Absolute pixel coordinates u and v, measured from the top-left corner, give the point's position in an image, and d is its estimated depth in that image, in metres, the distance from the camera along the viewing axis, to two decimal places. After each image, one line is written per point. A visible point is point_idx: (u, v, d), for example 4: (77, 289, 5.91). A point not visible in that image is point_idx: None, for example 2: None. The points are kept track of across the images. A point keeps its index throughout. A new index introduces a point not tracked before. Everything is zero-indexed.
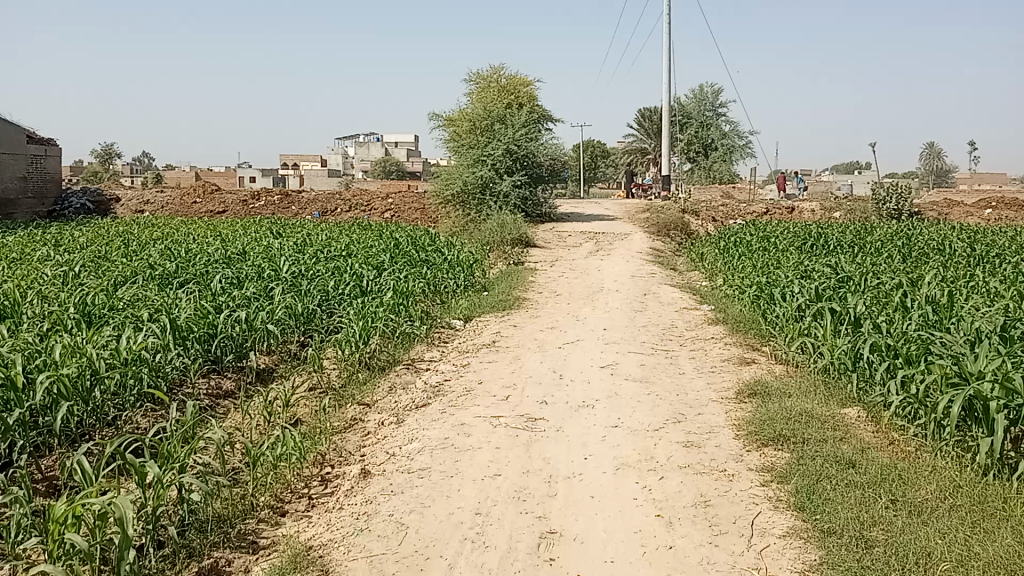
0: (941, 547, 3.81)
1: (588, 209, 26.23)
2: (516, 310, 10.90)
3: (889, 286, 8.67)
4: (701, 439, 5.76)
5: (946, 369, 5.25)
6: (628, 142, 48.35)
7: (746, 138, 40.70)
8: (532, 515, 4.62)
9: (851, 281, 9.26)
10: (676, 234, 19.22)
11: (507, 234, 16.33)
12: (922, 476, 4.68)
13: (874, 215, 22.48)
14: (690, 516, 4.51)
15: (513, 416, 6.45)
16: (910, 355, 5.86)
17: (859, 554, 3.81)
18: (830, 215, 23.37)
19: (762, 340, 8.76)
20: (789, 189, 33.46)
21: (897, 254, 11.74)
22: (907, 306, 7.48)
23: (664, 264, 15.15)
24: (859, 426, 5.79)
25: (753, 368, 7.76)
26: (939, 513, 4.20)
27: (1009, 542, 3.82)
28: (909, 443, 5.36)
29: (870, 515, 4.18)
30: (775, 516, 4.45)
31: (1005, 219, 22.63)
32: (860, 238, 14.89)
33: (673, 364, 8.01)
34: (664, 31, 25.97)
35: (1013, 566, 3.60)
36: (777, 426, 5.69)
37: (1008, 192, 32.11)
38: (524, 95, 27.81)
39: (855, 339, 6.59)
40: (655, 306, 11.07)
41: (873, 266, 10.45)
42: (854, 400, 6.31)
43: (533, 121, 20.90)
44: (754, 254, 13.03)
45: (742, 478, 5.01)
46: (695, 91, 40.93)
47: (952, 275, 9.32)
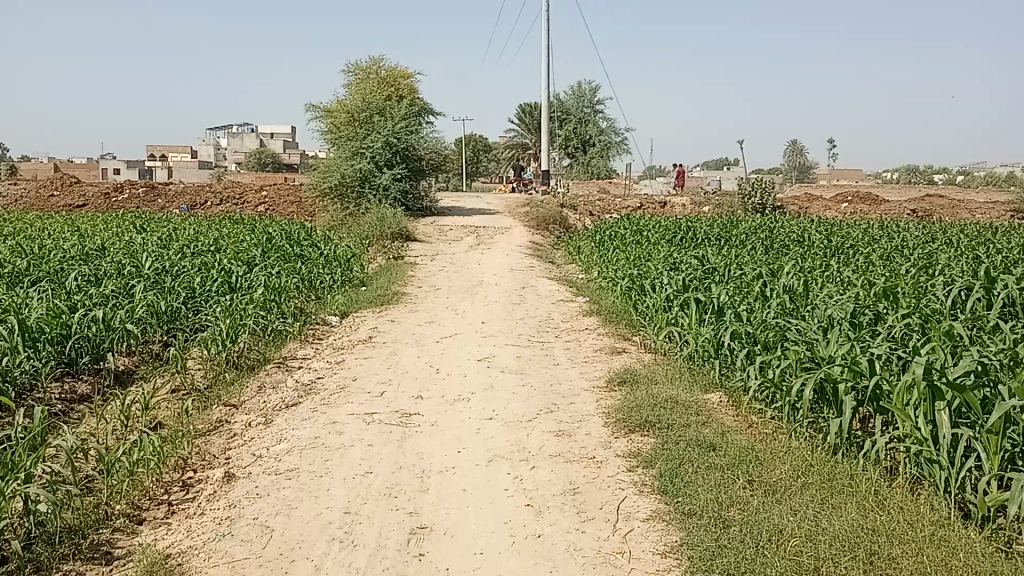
0: (792, 524, 3.96)
1: (469, 203, 26.23)
2: (394, 304, 10.77)
3: (750, 277, 9.05)
4: (572, 428, 5.85)
5: (800, 354, 5.57)
6: (508, 136, 48.67)
7: (622, 135, 41.73)
8: (403, 512, 4.56)
9: (716, 272, 9.62)
10: (555, 228, 19.50)
11: (387, 227, 16.12)
12: (777, 457, 4.92)
13: (740, 209, 23.50)
14: (559, 504, 4.57)
15: (387, 413, 6.36)
16: (768, 341, 6.15)
17: (717, 534, 3.94)
18: (700, 210, 24.27)
19: (633, 330, 9.03)
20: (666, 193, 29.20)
21: (760, 247, 12.29)
22: (766, 296, 7.84)
23: (543, 258, 15.34)
24: (721, 410, 6.03)
25: (623, 357, 7.96)
26: (791, 491, 4.41)
27: (853, 517, 4.02)
28: (766, 425, 5.62)
29: (728, 496, 4.34)
30: (640, 500, 4.56)
31: (857, 213, 24.08)
32: (727, 231, 15.54)
33: (548, 355, 8.12)
34: (544, 26, 26.29)
35: (856, 540, 3.77)
36: (644, 413, 5.85)
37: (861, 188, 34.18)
38: (404, 87, 27.45)
39: (718, 326, 6.86)
40: (533, 298, 11.20)
41: (737, 258, 10.91)
42: (716, 385, 6.57)
43: (414, 114, 20.64)
44: (628, 246, 13.36)
45: (610, 464, 5.11)
46: (574, 87, 41.66)
47: (810, 265, 9.83)
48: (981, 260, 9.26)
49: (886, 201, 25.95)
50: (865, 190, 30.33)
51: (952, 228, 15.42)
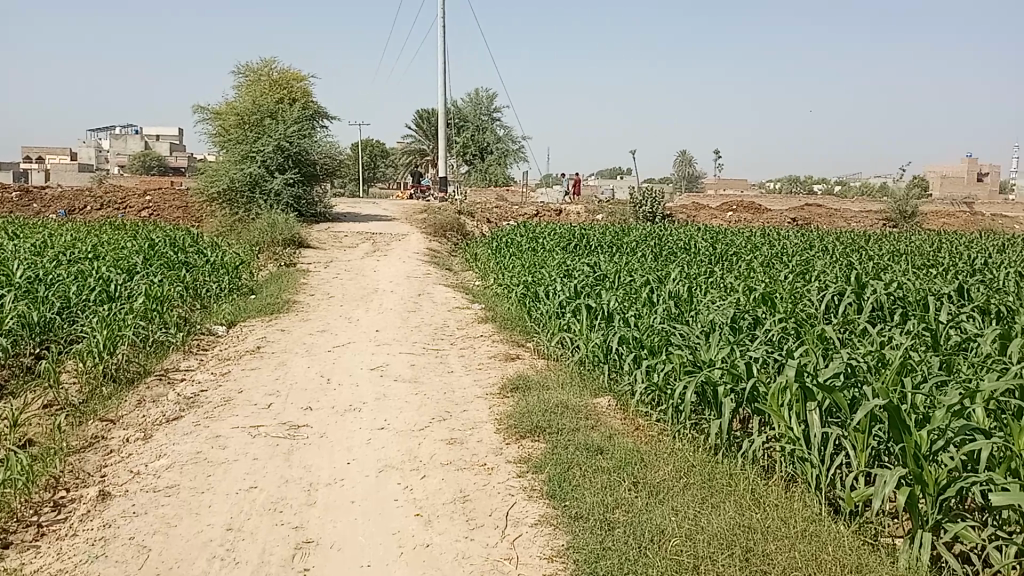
0: (673, 524, 4.05)
1: (365, 209, 25.95)
2: (285, 313, 10.53)
3: (639, 283, 9.29)
4: (463, 435, 5.86)
5: (683, 358, 5.75)
6: (406, 142, 48.41)
7: (519, 142, 42.12)
8: (288, 526, 4.47)
9: (607, 278, 9.83)
10: (452, 235, 19.50)
11: (279, 234, 15.76)
12: (661, 459, 5.05)
13: (632, 218, 24.09)
14: (448, 513, 4.58)
15: (274, 425, 6.22)
16: (654, 346, 6.32)
17: (601, 537, 4.01)
18: (594, 218, 24.75)
19: (527, 336, 9.13)
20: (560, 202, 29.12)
21: (649, 254, 12.63)
22: (653, 302, 8.06)
23: (440, 265, 15.32)
24: (609, 414, 6.16)
25: (517, 363, 8.04)
26: (673, 492, 4.52)
27: (731, 514, 4.13)
28: (652, 428, 5.77)
29: (614, 499, 4.43)
30: (528, 505, 4.62)
31: (741, 221, 25.05)
32: (619, 238, 15.90)
33: (442, 363, 8.11)
34: (440, 33, 26.31)
35: (733, 537, 3.85)
36: (534, 418, 5.91)
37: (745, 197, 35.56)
38: (298, 90, 26.78)
39: (607, 332, 7.01)
40: (428, 306, 11.17)
41: (628, 265, 11.18)
42: (605, 390, 6.71)
43: (307, 118, 20.26)
44: (523, 253, 13.50)
45: (500, 471, 5.16)
46: (471, 94, 41.83)
47: (695, 272, 10.16)
48: (853, 266, 9.78)
49: (769, 210, 27.12)
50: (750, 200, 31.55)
51: (827, 236, 16.24)
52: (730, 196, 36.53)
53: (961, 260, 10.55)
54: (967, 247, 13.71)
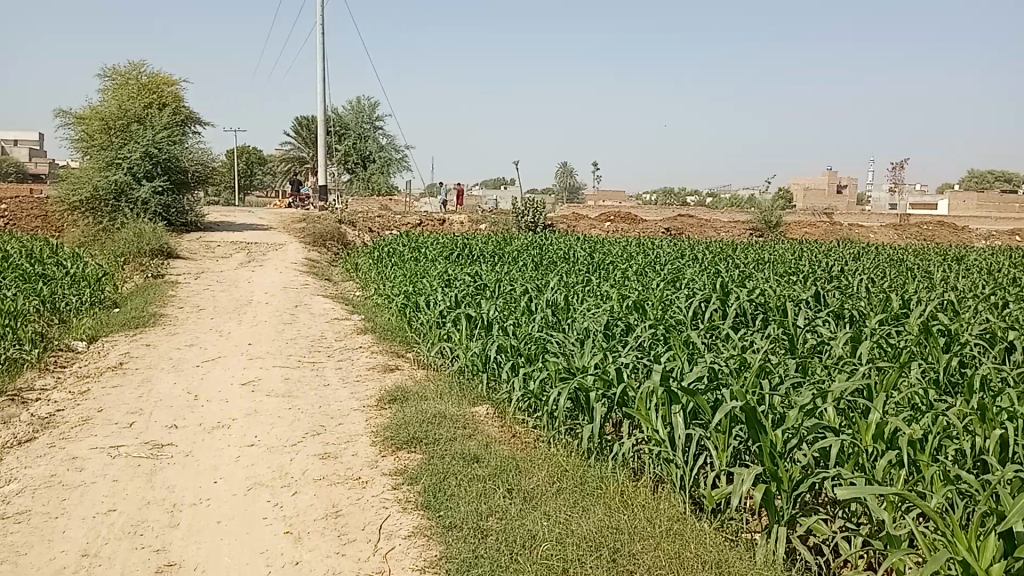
0: (545, 528, 4.09)
1: (240, 218, 25.16)
2: (151, 327, 10.07)
3: (519, 292, 9.38)
4: (338, 449, 5.76)
5: (557, 364, 5.83)
6: (284, 150, 47.30)
7: (401, 151, 41.87)
8: (149, 549, 4.27)
9: (488, 288, 9.88)
10: (332, 244, 19.17)
11: (147, 244, 15.07)
12: (535, 465, 5.10)
13: (515, 227, 24.35)
14: (319, 529, 4.48)
15: (136, 445, 5.93)
16: (531, 354, 6.38)
17: (474, 545, 4.01)
18: (477, 227, 24.87)
19: (407, 346, 9.07)
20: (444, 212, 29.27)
21: (530, 263, 12.80)
22: (532, 310, 8.15)
23: (319, 275, 15.02)
24: (487, 422, 6.18)
25: (395, 374, 7.96)
26: (546, 497, 4.57)
27: (601, 515, 4.20)
28: (528, 435, 5.83)
29: (487, 506, 4.44)
30: (402, 517, 4.57)
31: (619, 231, 25.75)
32: (500, 248, 16.04)
33: (318, 375, 7.94)
34: (319, 40, 25.89)
35: (601, 538, 3.92)
36: (411, 430, 5.87)
37: (624, 207, 36.56)
38: (168, 95, 25.78)
39: (486, 341, 7.03)
40: (305, 317, 10.93)
41: (508, 274, 11.27)
42: (484, 398, 6.74)
43: (176, 124, 19.54)
44: (405, 263, 13.41)
45: (375, 484, 5.09)
46: (352, 102, 41.32)
47: (574, 281, 10.36)
48: (721, 274, 10.19)
49: (645, 220, 27.98)
50: (628, 210, 32.48)
51: (698, 245, 16.91)
52: (610, 206, 37.47)
53: (819, 268, 11.17)
54: (825, 255, 14.56)
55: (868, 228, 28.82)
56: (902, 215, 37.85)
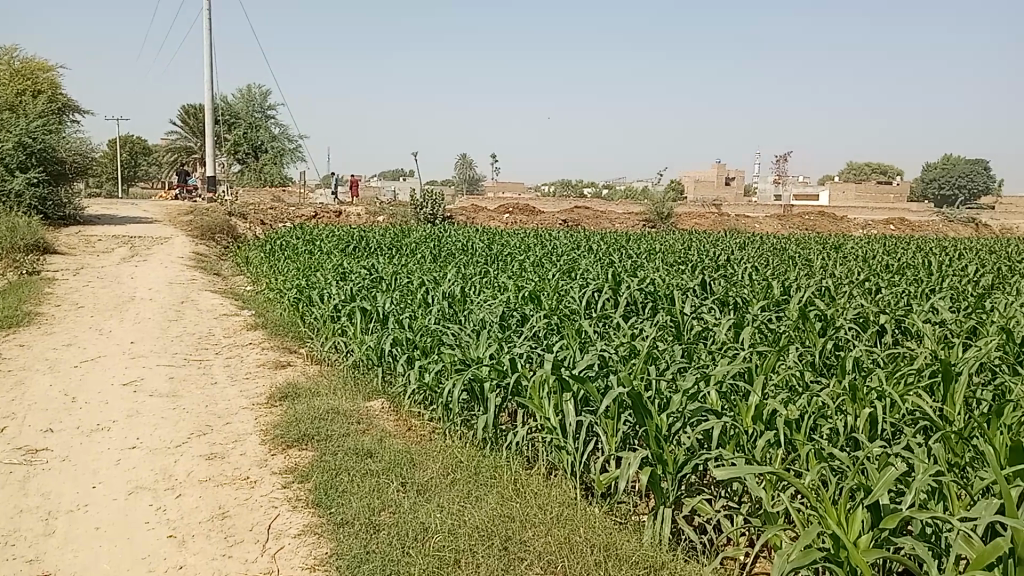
0: (438, 519, 4.08)
1: (122, 210, 24.05)
2: (24, 327, 9.51)
3: (415, 284, 9.31)
4: (225, 449, 5.59)
5: (452, 356, 5.82)
6: (171, 139, 45.49)
7: (296, 142, 40.95)
8: (20, 561, 4.04)
9: (383, 280, 9.78)
10: (222, 237, 18.57)
11: (20, 238, 14.22)
12: (430, 457, 5.07)
13: (412, 219, 24.18)
14: (205, 531, 4.35)
15: (7, 451, 5.59)
16: (426, 346, 6.34)
17: (366, 541, 3.96)
18: (374, 219, 24.58)
19: (299, 342, 8.88)
20: (340, 204, 28.81)
21: (427, 256, 12.74)
22: (428, 302, 8.11)
23: (207, 270, 14.53)
24: (381, 416, 6.12)
25: (287, 371, 7.78)
26: (439, 489, 4.56)
27: (494, 505, 4.22)
28: (424, 428, 5.80)
29: (380, 501, 4.39)
30: (292, 516, 4.48)
31: (517, 223, 25.94)
32: (397, 240, 15.90)
33: (205, 374, 7.69)
34: (205, 25, 24.97)
35: (493, 527, 3.94)
36: (302, 426, 5.75)
37: (522, 199, 36.83)
38: (41, 80, 24.36)
39: (381, 334, 6.96)
40: (192, 314, 10.55)
41: (404, 267, 11.19)
42: (379, 393, 6.66)
43: (52, 111, 18.50)
44: (298, 256, 13.12)
45: (264, 483, 4.97)
46: (243, 91, 40.09)
47: (471, 272, 10.37)
48: (614, 265, 10.39)
49: (542, 212, 28.28)
50: (525, 201, 32.74)
51: (593, 236, 17.21)
52: (507, 197, 37.68)
53: (707, 257, 11.55)
54: (713, 244, 15.07)
55: (755, 219, 29.97)
56: (786, 206, 39.55)
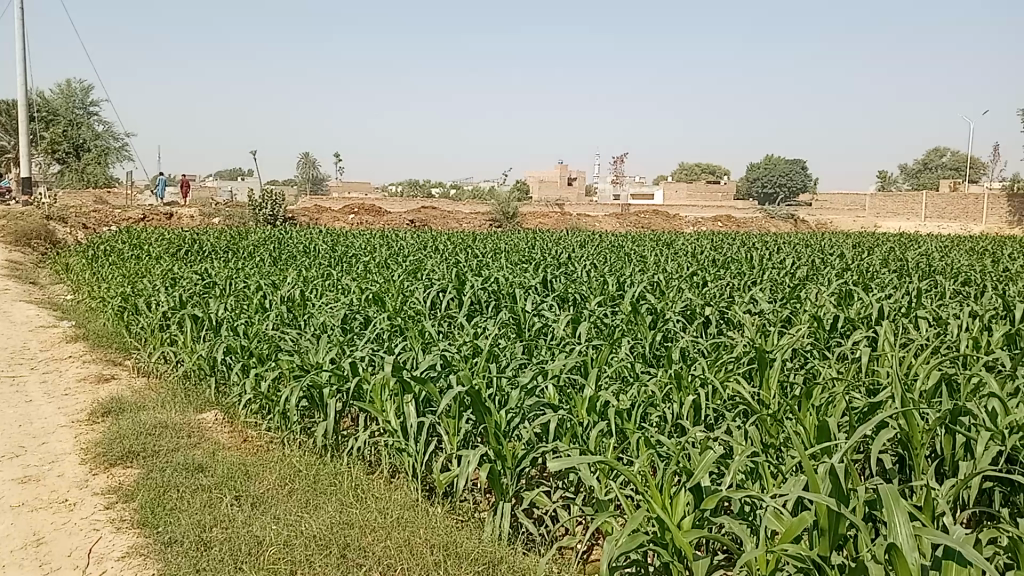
0: (274, 532, 3.93)
1: None
2: None
3: (252, 288, 8.96)
4: (40, 471, 5.19)
5: (290, 362, 5.61)
6: None
7: (122, 140, 38.59)
8: None
9: (217, 286, 9.35)
10: (38, 243, 17.23)
11: None
12: (266, 468, 4.87)
13: (250, 221, 23.35)
14: (16, 560, 4.01)
15: None
16: (263, 353, 6.07)
17: (196, 558, 3.76)
18: (209, 221, 23.56)
19: (126, 354, 8.36)
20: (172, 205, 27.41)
21: (266, 258, 12.31)
22: (265, 307, 7.80)
23: (21, 279, 13.44)
24: (216, 429, 5.85)
25: (112, 384, 7.31)
26: (276, 500, 4.38)
27: (332, 513, 4.10)
28: (261, 438, 5.55)
29: (212, 516, 4.18)
30: (115, 538, 4.20)
31: (362, 224, 25.54)
32: (233, 243, 15.30)
33: (19, 391, 7.11)
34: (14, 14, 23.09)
35: (331, 536, 3.83)
36: (127, 443, 5.41)
37: (367, 200, 36.34)
38: None
39: (214, 342, 6.64)
40: (3, 327, 9.73)
41: (241, 271, 10.76)
42: (213, 404, 6.37)
43: None
44: (124, 262, 12.35)
45: (84, 505, 4.65)
46: (61, 85, 37.38)
47: (312, 275, 10.11)
48: (458, 264, 10.41)
49: (388, 212, 27.99)
50: (369, 202, 32.33)
51: (439, 236, 17.21)
52: (352, 198, 37.08)
53: (549, 255, 11.79)
54: (555, 242, 15.42)
55: (595, 217, 30.94)
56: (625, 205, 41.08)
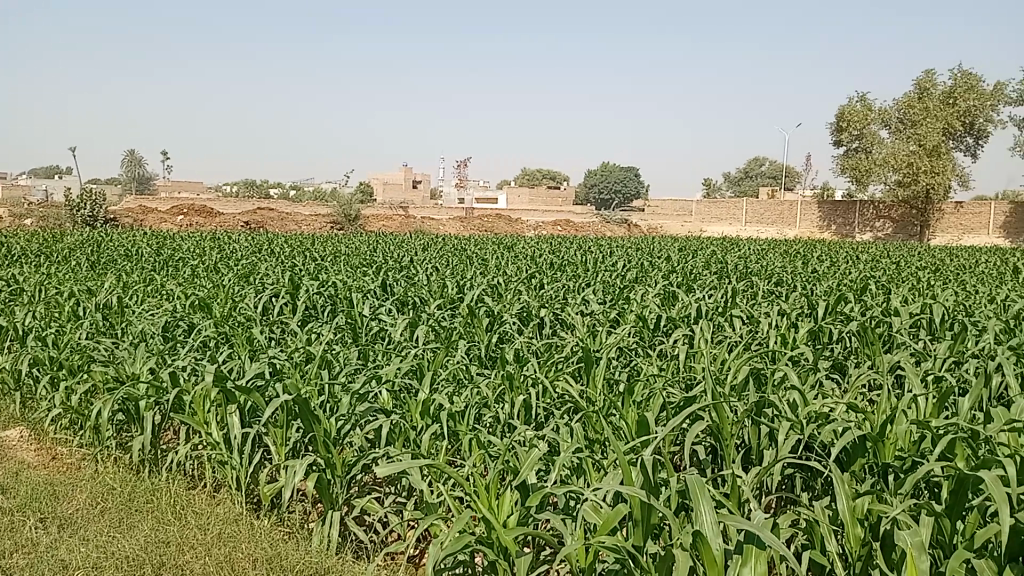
0: (81, 554, 3.64)
1: None
2: None
3: (65, 294, 8.31)
4: None
5: (105, 373, 5.18)
6: None
7: None
8: None
9: (25, 292, 8.62)
10: None
11: None
12: (75, 486, 4.47)
13: (67, 223, 21.79)
14: None
15: None
16: (73, 364, 5.56)
17: None
18: (19, 223, 21.81)
19: None
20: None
21: (82, 263, 11.50)
22: (79, 314, 7.22)
23: None
24: (20, 447, 5.36)
25: None
26: (86, 520, 4.04)
27: (148, 530, 3.83)
28: (71, 455, 5.09)
29: (11, 541, 3.82)
30: None
31: (194, 226, 24.42)
32: (46, 246, 14.21)
33: None
34: None
35: (145, 556, 3.59)
36: None
37: (199, 202, 34.75)
38: None
39: (19, 354, 6.10)
40: None
41: (53, 276, 9.99)
42: (17, 420, 5.84)
43: None
44: None
45: None
46: None
47: (133, 280, 9.52)
48: (293, 268, 10.12)
49: (222, 214, 26.92)
50: (201, 203, 30.95)
51: (276, 239, 16.73)
52: (184, 199, 35.37)
53: (389, 259, 11.67)
54: (396, 246, 15.30)
55: (439, 221, 31.03)
56: (470, 208, 41.43)
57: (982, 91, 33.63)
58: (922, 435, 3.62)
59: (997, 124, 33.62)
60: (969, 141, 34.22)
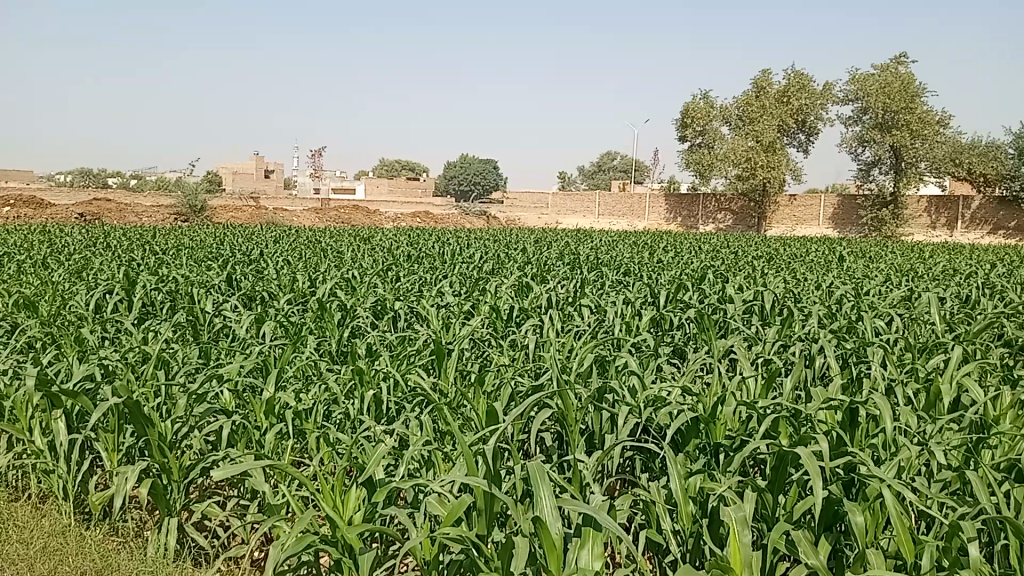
0: None
1: None
2: None
3: None
4: None
5: None
6: None
7: None
8: None
9: None
10: None
11: None
12: None
13: None
14: None
15: None
16: None
17: None
18: None
19: None
20: None
21: None
22: None
23: None
24: None
25: None
26: None
27: None
28: None
29: None
30: None
31: (22, 219, 22.76)
32: None
33: None
34: None
35: None
36: None
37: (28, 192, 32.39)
38: None
39: None
40: None
41: None
42: None
43: None
44: None
45: None
46: None
47: None
48: (132, 263, 9.60)
49: (54, 205, 25.23)
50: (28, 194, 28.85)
51: (114, 232, 15.84)
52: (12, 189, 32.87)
53: (238, 251, 11.29)
54: (247, 238, 14.82)
55: (292, 212, 30.25)
56: (326, 198, 40.56)
57: (812, 91, 35.90)
58: (749, 415, 3.86)
59: (826, 122, 36.05)
60: (802, 137, 36.52)
